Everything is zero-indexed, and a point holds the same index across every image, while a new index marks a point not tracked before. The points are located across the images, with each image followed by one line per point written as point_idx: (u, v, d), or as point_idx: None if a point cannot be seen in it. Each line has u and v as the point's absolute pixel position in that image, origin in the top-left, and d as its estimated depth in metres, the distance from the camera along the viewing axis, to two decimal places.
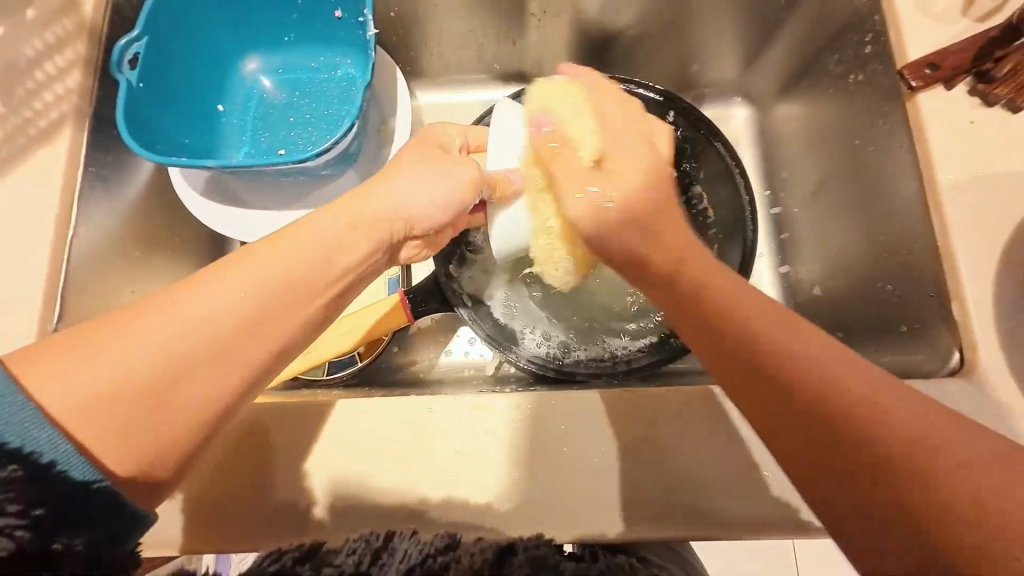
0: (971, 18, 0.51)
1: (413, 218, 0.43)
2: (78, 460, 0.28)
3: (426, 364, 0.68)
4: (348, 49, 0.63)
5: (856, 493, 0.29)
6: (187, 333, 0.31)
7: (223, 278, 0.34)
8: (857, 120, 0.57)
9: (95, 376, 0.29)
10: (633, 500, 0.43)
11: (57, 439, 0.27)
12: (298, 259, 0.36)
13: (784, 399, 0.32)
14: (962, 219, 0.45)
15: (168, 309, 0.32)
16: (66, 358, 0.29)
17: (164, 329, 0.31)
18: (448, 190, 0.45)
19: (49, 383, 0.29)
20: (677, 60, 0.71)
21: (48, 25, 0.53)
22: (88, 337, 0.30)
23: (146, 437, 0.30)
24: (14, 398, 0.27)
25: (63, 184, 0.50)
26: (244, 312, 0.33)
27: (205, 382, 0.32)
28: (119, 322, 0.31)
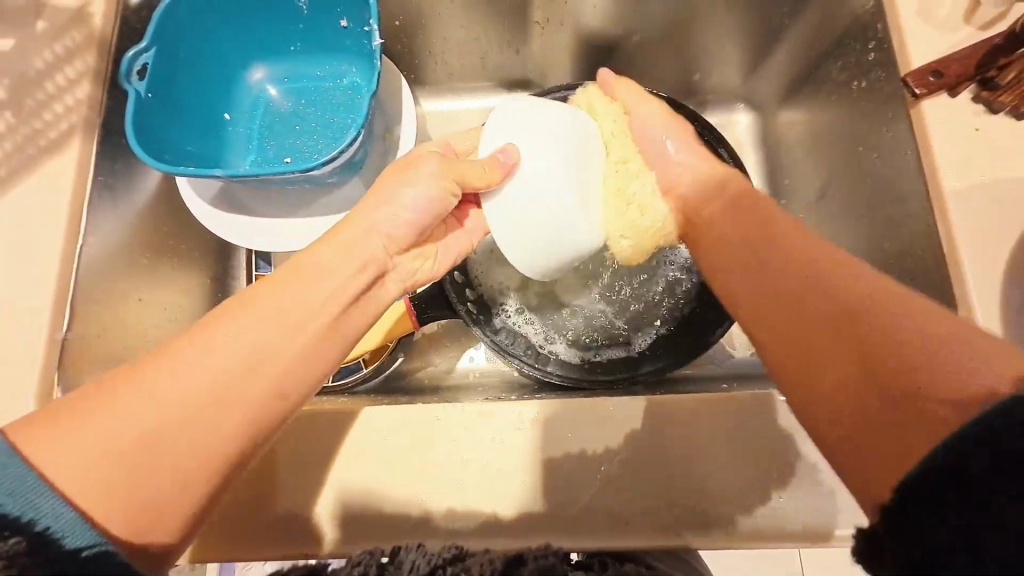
0: (974, 25, 0.51)
1: (391, 232, 0.47)
2: (79, 525, 0.29)
3: (432, 371, 0.68)
4: (353, 57, 0.64)
5: (873, 410, 0.29)
6: (188, 387, 0.34)
7: (223, 328, 0.37)
8: (861, 126, 0.57)
9: (95, 437, 0.32)
10: (640, 508, 0.43)
11: (61, 509, 0.29)
12: (285, 308, 0.39)
13: (816, 303, 0.33)
14: (968, 227, 0.45)
15: (173, 362, 0.35)
16: (75, 418, 0.32)
17: (164, 387, 0.34)
18: (425, 194, 0.46)
19: (51, 448, 0.31)
20: (679, 67, 0.71)
21: (59, 37, 0.54)
22: (90, 401, 0.33)
23: (151, 487, 0.32)
24: (17, 471, 0.29)
25: (72, 193, 0.51)
26: (245, 358, 0.36)
27: (211, 429, 0.34)
28: (115, 387, 0.33)
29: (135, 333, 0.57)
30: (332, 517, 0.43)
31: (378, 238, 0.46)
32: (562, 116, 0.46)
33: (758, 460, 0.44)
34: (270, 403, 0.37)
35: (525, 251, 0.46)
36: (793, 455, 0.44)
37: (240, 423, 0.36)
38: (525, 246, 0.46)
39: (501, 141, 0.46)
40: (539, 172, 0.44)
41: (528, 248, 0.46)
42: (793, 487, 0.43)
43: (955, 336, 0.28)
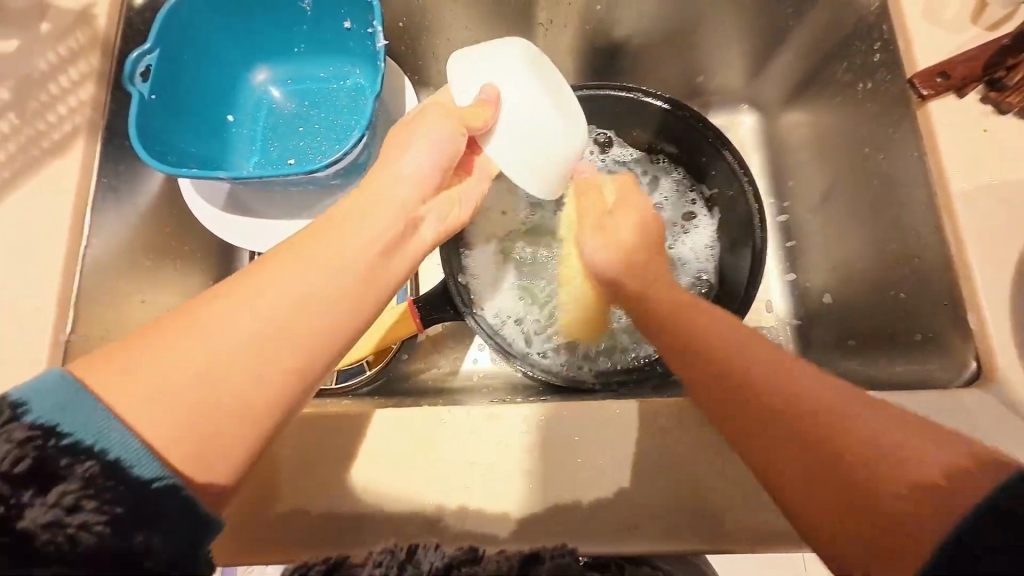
0: (981, 26, 0.51)
1: (418, 179, 0.45)
2: (146, 457, 0.29)
3: (436, 373, 0.68)
4: (356, 59, 0.63)
5: (867, 525, 0.29)
6: (246, 324, 0.33)
7: (267, 272, 0.35)
8: (866, 128, 0.57)
9: (157, 372, 0.31)
10: (646, 511, 0.42)
11: (127, 439, 0.29)
12: (339, 249, 0.38)
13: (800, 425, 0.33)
14: (976, 227, 0.45)
15: (218, 305, 0.33)
16: (128, 362, 0.31)
17: (221, 324, 0.32)
18: (432, 145, 0.46)
19: (113, 388, 0.30)
20: (683, 68, 0.71)
21: (63, 38, 0.54)
22: (147, 341, 0.32)
23: (207, 431, 0.31)
24: (87, 402, 0.29)
25: (75, 195, 0.50)
26: (289, 300, 0.34)
27: (262, 372, 0.33)
28: (167, 329, 0.32)
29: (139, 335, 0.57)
30: (335, 520, 0.43)
31: (404, 194, 0.44)
32: (517, 50, 0.47)
33: None
34: (316, 350, 0.35)
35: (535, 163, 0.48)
36: None
37: (293, 364, 0.34)
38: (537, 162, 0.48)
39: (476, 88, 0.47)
40: (521, 107, 0.46)
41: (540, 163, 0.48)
42: None
43: (908, 441, 0.30)
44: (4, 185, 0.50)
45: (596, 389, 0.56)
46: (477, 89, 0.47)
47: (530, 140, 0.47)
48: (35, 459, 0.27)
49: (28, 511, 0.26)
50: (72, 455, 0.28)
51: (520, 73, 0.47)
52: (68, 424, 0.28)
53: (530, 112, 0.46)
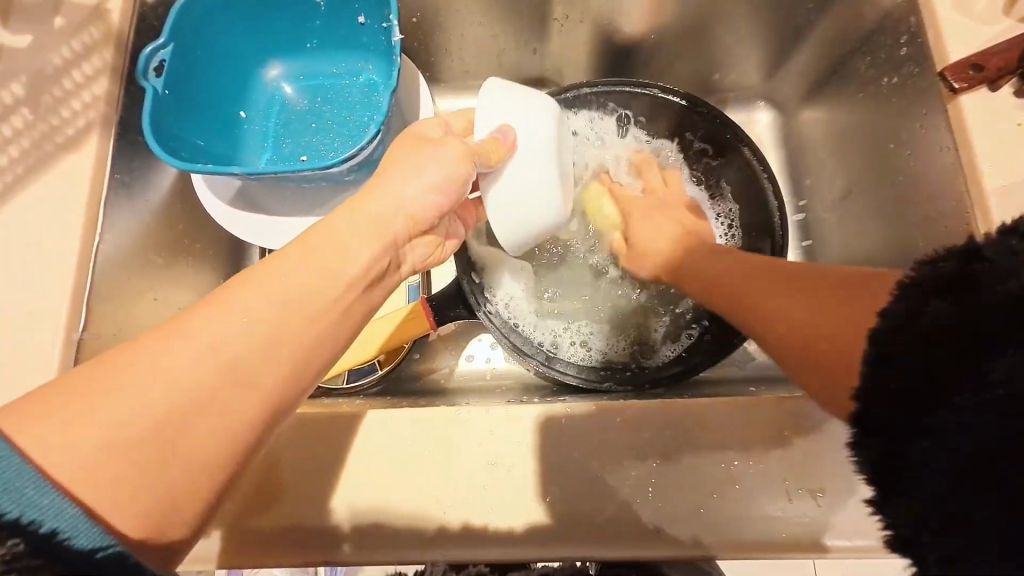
0: (1013, 18, 0.49)
1: (416, 212, 0.43)
2: (85, 524, 0.27)
3: (448, 372, 0.67)
4: (370, 55, 0.63)
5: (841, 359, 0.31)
6: (194, 366, 0.31)
7: (240, 300, 0.33)
8: (891, 124, 0.56)
9: (106, 415, 0.29)
10: (669, 515, 0.41)
11: (61, 505, 0.26)
12: (311, 275, 0.36)
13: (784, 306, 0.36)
14: (1010, 225, 0.44)
15: (185, 334, 0.31)
16: (80, 395, 0.29)
17: (168, 365, 0.30)
18: (440, 176, 0.43)
19: (59, 427, 0.28)
20: (700, 65, 0.70)
21: (77, 33, 0.53)
22: (84, 383, 0.29)
23: (161, 475, 0.30)
24: (12, 463, 0.26)
25: (88, 191, 0.50)
26: (261, 332, 0.33)
27: (228, 411, 0.31)
28: (137, 353, 0.30)
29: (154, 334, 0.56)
30: (350, 523, 0.42)
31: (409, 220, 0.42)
32: (537, 100, 0.46)
33: (792, 467, 0.42)
34: (289, 383, 0.34)
35: (502, 218, 0.46)
36: (829, 462, 0.42)
37: (263, 400, 0.33)
38: (506, 217, 0.46)
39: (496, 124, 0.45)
40: (531, 152, 0.45)
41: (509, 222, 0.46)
42: (832, 496, 0.41)
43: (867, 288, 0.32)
44: (16, 181, 0.49)
45: (615, 389, 0.55)
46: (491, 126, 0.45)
47: (528, 194, 0.45)
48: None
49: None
50: None
51: (538, 126, 0.45)
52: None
53: (526, 168, 0.45)
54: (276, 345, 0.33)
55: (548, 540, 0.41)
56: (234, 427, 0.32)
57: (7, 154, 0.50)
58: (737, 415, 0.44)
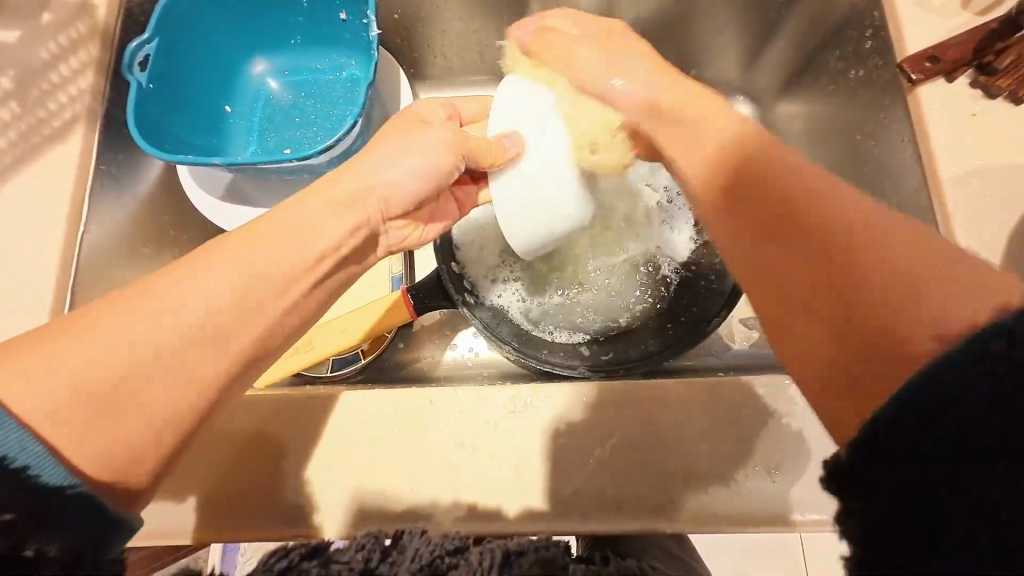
0: (972, 11, 0.51)
1: (391, 194, 0.44)
2: (49, 461, 0.27)
3: (430, 362, 0.68)
4: (352, 50, 0.64)
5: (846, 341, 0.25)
6: (180, 314, 0.32)
7: (212, 265, 0.34)
8: (858, 115, 0.57)
9: (66, 368, 0.29)
10: (631, 492, 0.43)
11: (24, 438, 0.27)
12: (285, 249, 0.37)
13: (794, 287, 0.27)
14: (962, 210, 0.45)
15: (147, 297, 0.32)
16: (38, 351, 0.29)
17: (152, 315, 0.31)
18: (418, 162, 0.45)
19: (20, 378, 0.28)
20: (678, 59, 0.71)
21: (63, 29, 0.55)
22: (51, 339, 0.30)
23: (121, 430, 0.30)
24: None
25: (73, 182, 0.51)
26: (229, 299, 0.34)
27: (191, 372, 0.32)
28: (99, 314, 0.31)
29: None
30: (323, 501, 0.43)
31: (381, 203, 0.44)
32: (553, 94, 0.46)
33: (752, 445, 0.43)
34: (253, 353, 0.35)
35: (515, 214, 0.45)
36: (787, 440, 0.43)
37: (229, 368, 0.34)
38: (523, 213, 0.44)
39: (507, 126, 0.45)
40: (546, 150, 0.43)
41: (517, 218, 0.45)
42: (789, 473, 0.43)
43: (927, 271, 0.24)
44: (4, 172, 0.51)
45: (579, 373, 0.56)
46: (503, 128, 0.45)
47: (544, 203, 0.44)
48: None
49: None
50: None
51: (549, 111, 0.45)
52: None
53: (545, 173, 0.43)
54: (241, 310, 0.34)
55: (515, 516, 0.43)
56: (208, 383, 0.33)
57: None
58: (700, 395, 0.45)
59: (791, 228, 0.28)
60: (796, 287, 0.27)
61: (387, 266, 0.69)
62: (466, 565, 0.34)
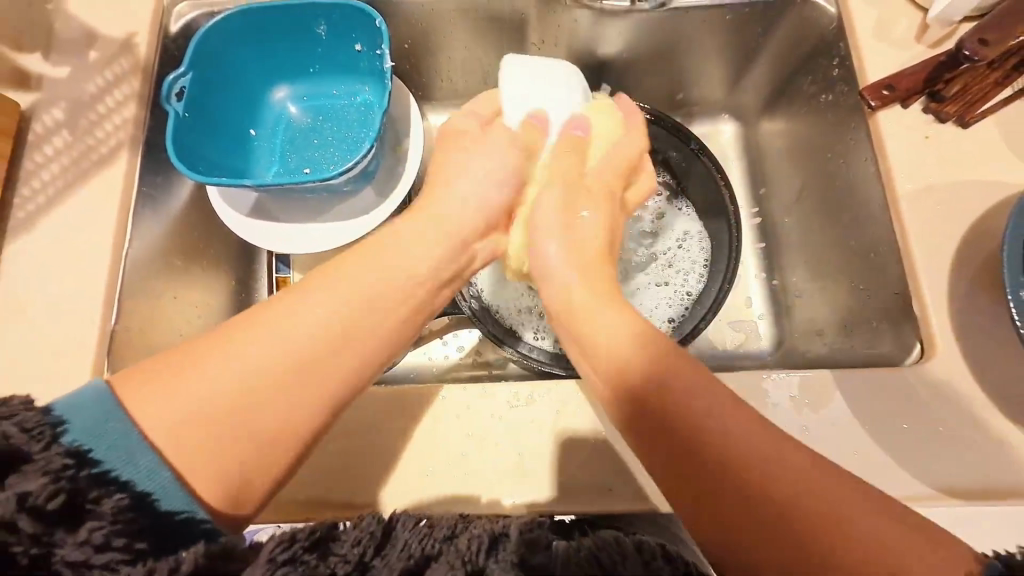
0: (926, 43, 0.58)
1: (482, 211, 0.49)
2: (169, 484, 0.33)
3: (439, 365, 0.73)
4: (366, 78, 0.70)
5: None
6: (262, 363, 0.36)
7: (281, 316, 0.38)
8: (828, 136, 0.62)
9: (161, 413, 0.34)
10: (624, 479, 0.48)
11: (156, 464, 0.33)
12: (346, 294, 0.40)
13: (746, 535, 0.32)
14: (916, 222, 0.51)
15: (220, 346, 0.36)
16: (140, 397, 0.34)
17: (236, 366, 0.36)
18: (497, 169, 0.50)
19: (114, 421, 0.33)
20: (669, 82, 0.75)
21: (110, 65, 0.61)
22: (148, 383, 0.35)
23: (204, 463, 0.34)
24: (121, 432, 0.33)
25: (119, 203, 0.57)
26: (289, 345, 0.37)
27: (255, 416, 0.35)
28: (182, 362, 0.36)
29: (175, 327, 0.62)
30: (344, 486, 0.49)
31: (462, 221, 0.48)
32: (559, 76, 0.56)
33: None
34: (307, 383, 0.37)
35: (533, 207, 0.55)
36: None
37: (285, 397, 0.37)
38: None
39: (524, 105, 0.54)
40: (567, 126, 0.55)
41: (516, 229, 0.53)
42: None
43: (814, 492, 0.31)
44: (57, 194, 0.57)
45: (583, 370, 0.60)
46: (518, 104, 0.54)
47: None
48: (70, 489, 0.30)
49: (62, 544, 0.29)
50: (102, 488, 0.31)
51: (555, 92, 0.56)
52: (98, 451, 0.32)
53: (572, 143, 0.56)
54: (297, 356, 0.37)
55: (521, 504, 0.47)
56: (288, 419, 0.36)
57: (50, 170, 0.58)
58: None
59: (714, 466, 0.34)
60: (753, 529, 0.32)
61: None
62: (453, 551, 0.33)
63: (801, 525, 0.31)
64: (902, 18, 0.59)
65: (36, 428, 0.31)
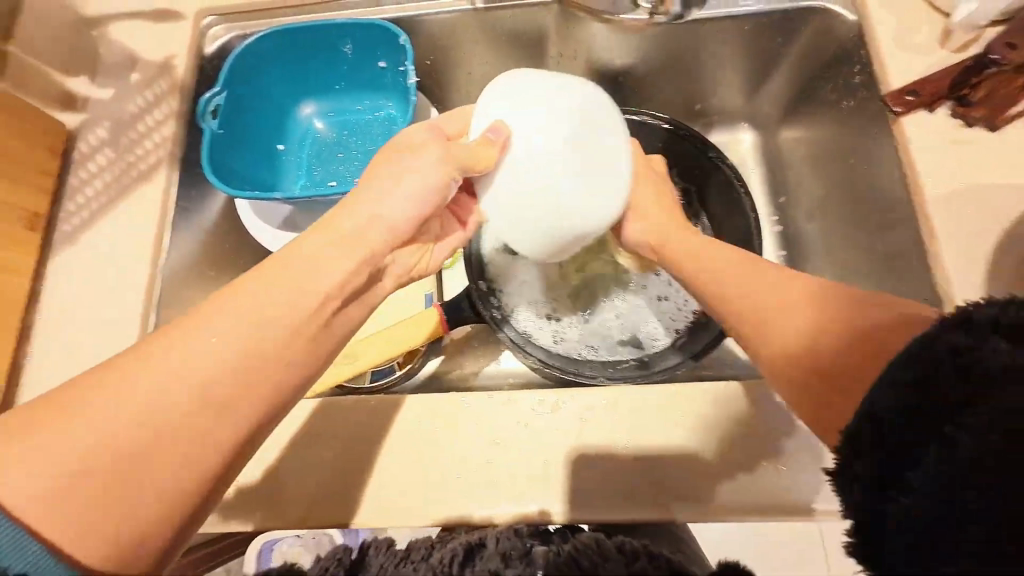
0: (949, 49, 0.57)
1: (394, 223, 0.46)
2: (47, 561, 0.31)
3: (463, 374, 0.74)
4: (390, 93, 0.73)
5: (845, 385, 0.32)
6: (181, 381, 0.35)
7: (208, 325, 0.37)
8: (851, 141, 0.62)
9: (65, 450, 0.32)
10: (651, 487, 0.47)
11: (22, 543, 0.30)
12: (286, 294, 0.40)
13: (798, 358, 0.35)
14: (945, 227, 0.50)
15: (144, 368, 0.35)
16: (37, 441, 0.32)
17: (136, 396, 0.34)
18: (417, 185, 0.46)
19: (29, 458, 0.32)
20: (686, 93, 0.76)
21: (150, 87, 0.65)
22: (47, 422, 0.33)
23: (123, 500, 0.33)
24: None
25: (157, 217, 0.60)
26: (225, 355, 0.37)
27: (194, 432, 0.35)
28: (98, 386, 0.34)
29: None
30: (375, 492, 0.49)
31: (382, 232, 0.45)
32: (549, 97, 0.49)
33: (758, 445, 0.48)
34: (259, 388, 0.38)
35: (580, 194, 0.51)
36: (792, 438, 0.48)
37: (236, 408, 0.37)
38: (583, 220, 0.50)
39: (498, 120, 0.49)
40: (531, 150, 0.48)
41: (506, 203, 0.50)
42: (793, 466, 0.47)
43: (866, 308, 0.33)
44: (99, 209, 0.60)
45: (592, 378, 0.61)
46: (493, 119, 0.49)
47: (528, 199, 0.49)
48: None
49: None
50: None
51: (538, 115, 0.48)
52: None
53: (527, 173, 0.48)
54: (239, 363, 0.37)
55: (534, 514, 0.47)
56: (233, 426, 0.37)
57: (93, 186, 0.61)
58: (712, 400, 0.49)
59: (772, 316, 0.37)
60: (801, 353, 0.35)
61: (419, 285, 0.73)
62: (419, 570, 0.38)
63: (842, 338, 0.33)
64: (924, 25, 0.59)
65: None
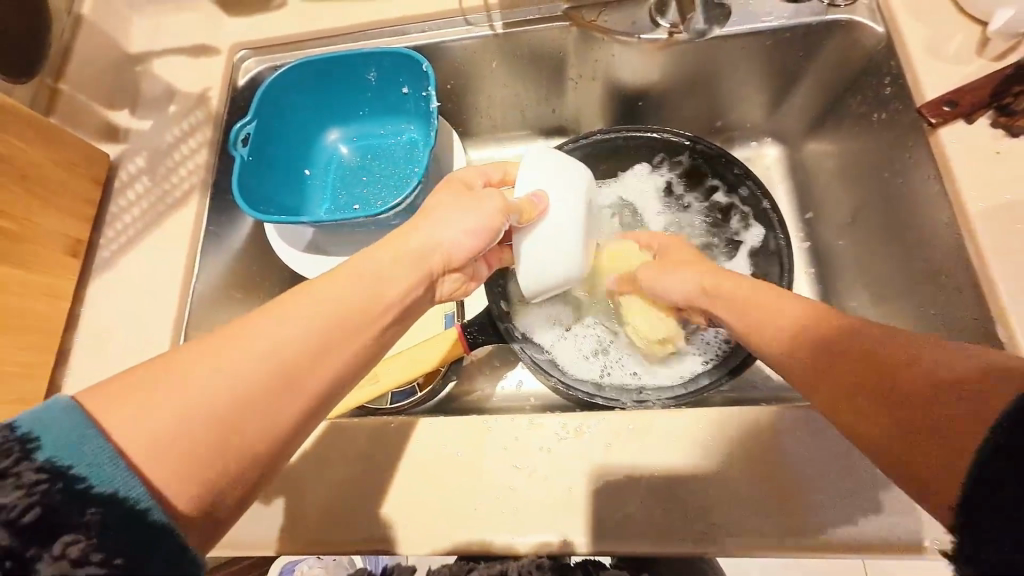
0: (986, 58, 0.55)
1: (451, 252, 0.47)
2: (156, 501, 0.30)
3: (483, 395, 0.73)
4: (412, 118, 0.74)
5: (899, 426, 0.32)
6: (275, 354, 0.36)
7: (304, 304, 0.39)
8: (883, 154, 0.60)
9: (166, 403, 0.32)
10: (679, 517, 0.45)
11: (130, 479, 0.29)
12: (365, 285, 0.42)
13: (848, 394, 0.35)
14: (995, 242, 0.47)
15: (246, 336, 0.36)
16: (141, 390, 0.33)
17: (235, 362, 0.35)
18: (475, 221, 0.47)
19: (131, 408, 0.32)
20: (708, 110, 0.75)
21: (185, 118, 0.68)
22: (152, 374, 0.33)
23: (214, 462, 0.33)
24: (97, 438, 0.30)
25: (190, 241, 0.62)
26: (317, 335, 0.38)
27: (277, 410, 0.36)
28: (206, 345, 0.35)
29: None
30: (393, 518, 0.48)
31: (442, 254, 0.47)
32: (573, 170, 0.51)
33: (794, 472, 0.45)
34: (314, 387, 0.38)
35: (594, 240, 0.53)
36: (829, 466, 0.45)
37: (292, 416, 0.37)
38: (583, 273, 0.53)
39: (534, 185, 0.49)
40: (563, 215, 0.49)
41: (535, 262, 0.49)
42: (831, 495, 0.44)
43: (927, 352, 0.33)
44: (137, 234, 0.63)
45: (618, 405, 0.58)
46: (530, 183, 0.49)
47: (554, 257, 0.49)
48: (45, 505, 0.27)
49: (41, 559, 0.27)
50: (79, 503, 0.28)
51: (567, 185, 0.50)
52: (79, 466, 0.29)
53: (557, 236, 0.49)
54: (322, 347, 0.38)
55: (551, 543, 0.45)
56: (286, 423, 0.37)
57: (131, 213, 0.64)
58: (743, 425, 0.47)
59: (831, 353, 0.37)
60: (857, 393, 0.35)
61: (440, 305, 0.73)
62: None
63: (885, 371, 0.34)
64: (958, 33, 0.57)
65: (6, 443, 0.28)
